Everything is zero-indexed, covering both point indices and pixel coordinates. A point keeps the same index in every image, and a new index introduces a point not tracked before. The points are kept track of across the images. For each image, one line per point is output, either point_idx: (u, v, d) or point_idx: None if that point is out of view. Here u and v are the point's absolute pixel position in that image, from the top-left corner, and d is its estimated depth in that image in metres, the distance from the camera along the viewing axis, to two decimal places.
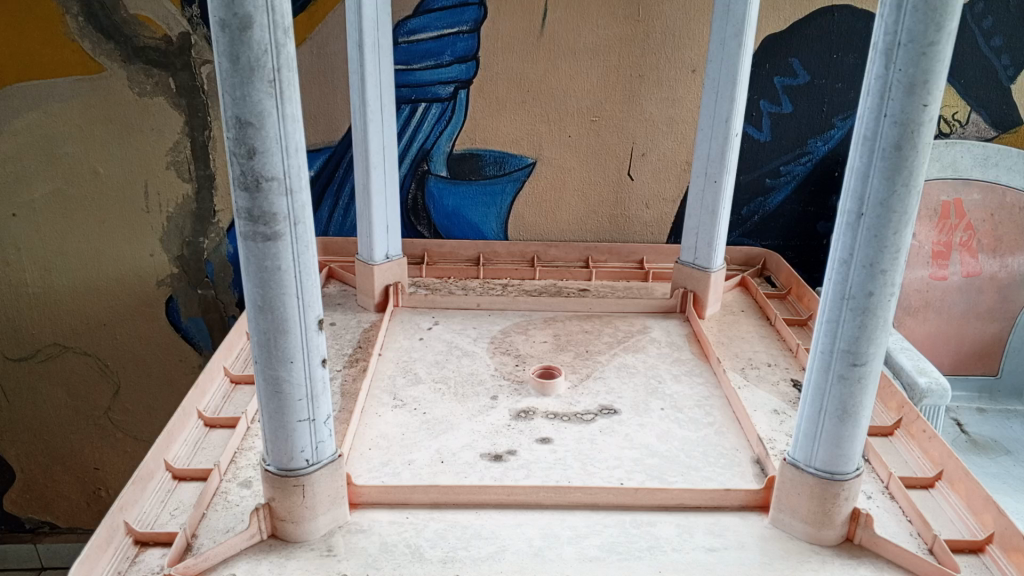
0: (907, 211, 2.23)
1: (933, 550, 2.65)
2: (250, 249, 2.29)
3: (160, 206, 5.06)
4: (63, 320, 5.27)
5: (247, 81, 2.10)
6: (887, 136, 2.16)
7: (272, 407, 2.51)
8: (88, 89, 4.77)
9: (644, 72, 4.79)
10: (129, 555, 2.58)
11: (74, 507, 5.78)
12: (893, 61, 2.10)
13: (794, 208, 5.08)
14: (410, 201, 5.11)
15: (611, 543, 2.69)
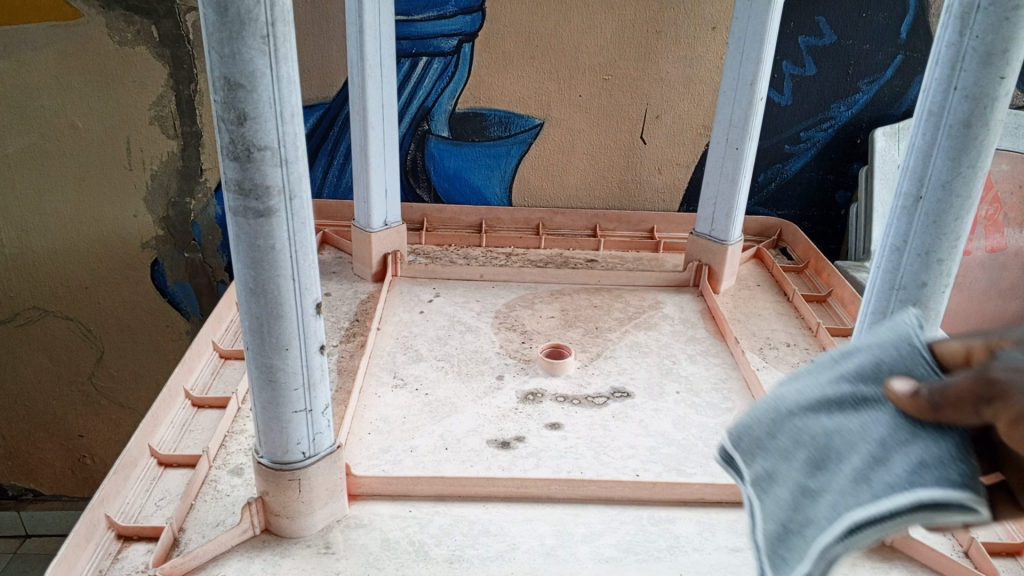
0: (971, 194, 2.01)
1: (969, 554, 2.47)
2: (240, 226, 2.06)
3: (144, 163, 4.78)
4: (41, 283, 5.01)
5: (237, 36, 1.83)
6: (956, 111, 1.93)
7: (265, 396, 2.30)
8: (63, 37, 4.43)
9: (661, 28, 4.49)
10: (111, 551, 2.39)
11: (58, 474, 5.68)
12: (969, 26, 1.86)
13: (813, 175, 4.89)
14: (409, 162, 4.86)
15: (628, 542, 2.51)
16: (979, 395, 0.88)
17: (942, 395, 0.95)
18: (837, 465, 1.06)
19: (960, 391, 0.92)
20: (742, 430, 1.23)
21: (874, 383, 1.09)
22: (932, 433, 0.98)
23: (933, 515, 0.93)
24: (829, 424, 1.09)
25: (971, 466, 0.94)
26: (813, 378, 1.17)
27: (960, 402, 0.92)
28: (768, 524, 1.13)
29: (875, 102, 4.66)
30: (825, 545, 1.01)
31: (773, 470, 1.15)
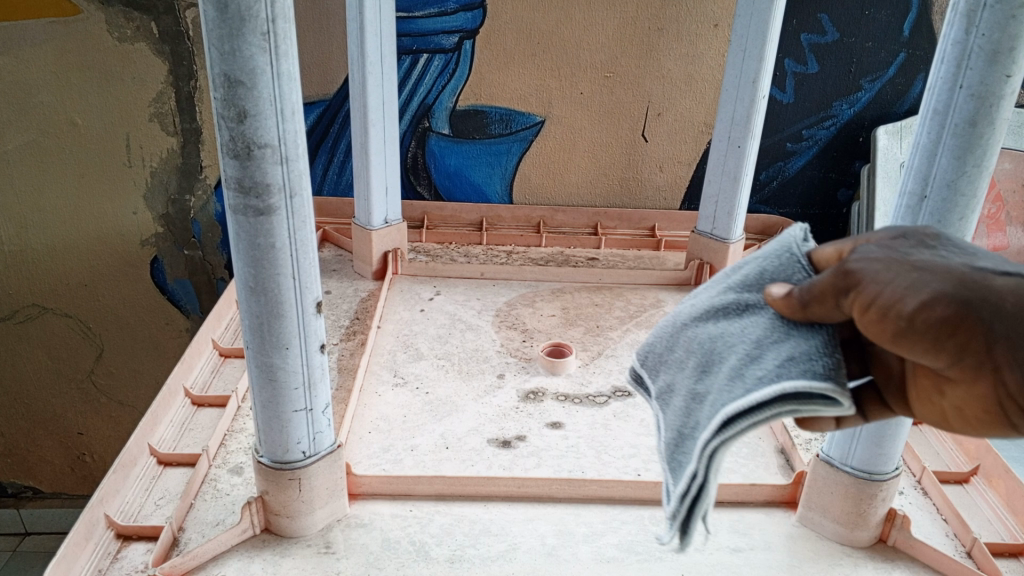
0: (977, 194, 1.99)
1: (972, 554, 2.46)
2: (240, 225, 2.04)
3: (143, 160, 4.76)
4: (40, 280, 4.99)
5: (237, 33, 1.82)
6: (962, 110, 1.92)
7: (265, 395, 2.29)
8: (62, 33, 4.41)
9: (663, 25, 4.47)
10: (110, 551, 2.37)
11: (58, 471, 5.68)
12: (975, 25, 1.85)
13: (815, 173, 4.87)
14: (410, 160, 4.84)
15: (630, 542, 2.50)
16: (839, 287, 1.08)
17: (809, 293, 1.13)
18: (722, 366, 1.24)
19: (823, 286, 1.10)
20: (652, 349, 1.43)
21: (756, 295, 1.28)
22: (803, 330, 1.16)
23: (799, 403, 1.11)
24: (716, 332, 1.30)
25: (836, 360, 1.12)
26: (710, 295, 1.36)
27: (823, 296, 1.10)
28: (670, 427, 1.32)
29: (878, 100, 4.65)
30: (711, 439, 1.19)
31: (673, 381, 1.35)
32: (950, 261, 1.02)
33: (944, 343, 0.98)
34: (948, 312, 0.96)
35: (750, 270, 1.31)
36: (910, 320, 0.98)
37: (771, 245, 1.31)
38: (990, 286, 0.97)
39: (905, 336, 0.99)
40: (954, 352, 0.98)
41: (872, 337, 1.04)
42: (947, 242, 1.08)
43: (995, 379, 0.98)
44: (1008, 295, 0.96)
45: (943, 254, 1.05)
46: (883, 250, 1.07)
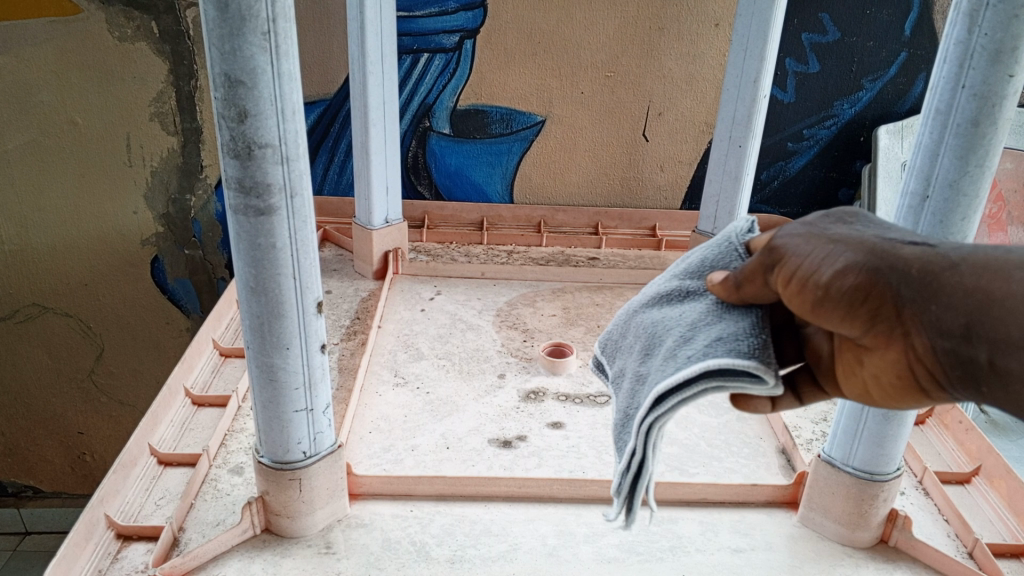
0: (979, 194, 1.99)
1: (973, 555, 2.46)
2: (241, 225, 2.04)
3: (144, 159, 4.76)
4: (40, 279, 4.99)
5: (238, 32, 1.81)
6: (965, 109, 1.91)
7: (266, 395, 2.29)
8: (62, 33, 4.41)
9: (664, 25, 4.47)
10: (110, 551, 2.37)
11: (58, 470, 5.68)
12: (978, 24, 1.84)
13: (816, 173, 4.87)
14: (410, 159, 4.84)
15: (631, 542, 2.50)
16: (765, 264, 1.15)
17: (741, 275, 1.20)
18: (661, 348, 1.33)
19: (751, 267, 1.18)
20: (611, 337, 1.54)
21: (698, 282, 1.37)
22: (738, 312, 1.24)
23: (723, 380, 1.18)
24: (660, 317, 1.39)
25: (761, 340, 1.19)
26: (660, 283, 1.46)
27: (752, 275, 1.17)
28: (619, 408, 1.41)
29: (879, 100, 4.65)
30: (648, 415, 1.28)
31: (625, 365, 1.45)
32: (865, 233, 1.08)
33: (859, 309, 1.04)
34: (859, 280, 1.03)
35: (696, 259, 1.40)
36: (826, 289, 1.05)
37: (715, 237, 1.39)
38: (900, 254, 1.02)
39: (823, 305, 1.06)
40: (868, 318, 1.04)
41: (796, 310, 1.11)
42: (863, 219, 1.14)
43: (907, 344, 1.03)
44: (916, 262, 1.00)
45: (860, 227, 1.11)
46: (804, 226, 1.12)
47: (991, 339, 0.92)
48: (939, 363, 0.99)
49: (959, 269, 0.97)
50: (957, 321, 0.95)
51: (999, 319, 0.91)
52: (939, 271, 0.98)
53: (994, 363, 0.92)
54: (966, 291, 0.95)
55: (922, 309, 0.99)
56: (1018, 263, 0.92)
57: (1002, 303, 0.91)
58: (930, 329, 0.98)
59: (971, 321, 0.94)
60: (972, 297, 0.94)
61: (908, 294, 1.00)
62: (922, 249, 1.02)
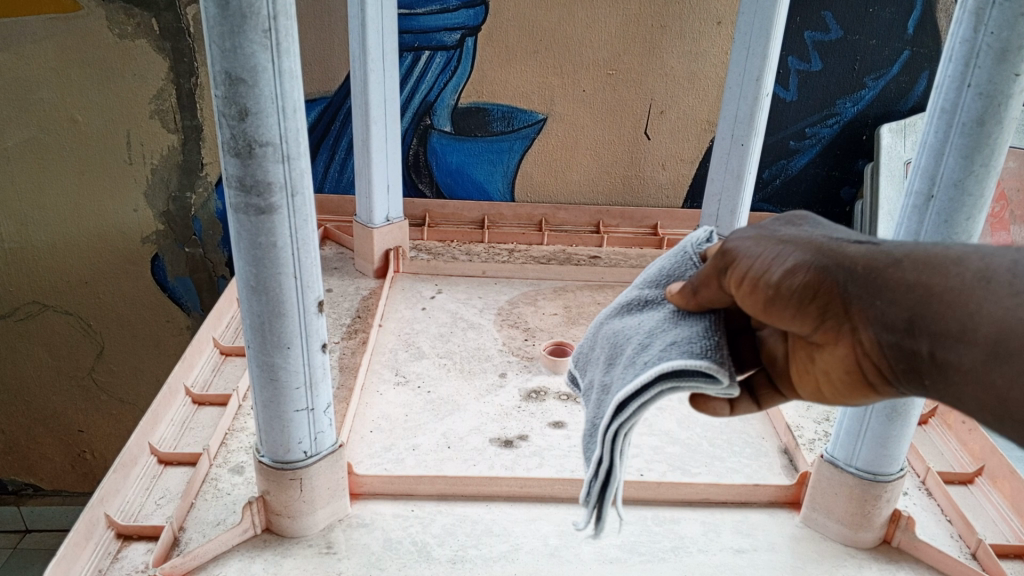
0: (984, 194, 1.97)
1: (976, 556, 2.45)
2: (241, 223, 2.03)
3: (144, 157, 4.75)
4: (41, 277, 4.98)
5: (239, 30, 1.80)
6: (969, 109, 1.90)
7: (266, 395, 2.27)
8: (62, 30, 4.39)
9: (666, 22, 4.45)
10: (110, 551, 2.36)
11: (58, 468, 5.68)
12: (983, 23, 1.83)
13: (818, 172, 4.86)
14: (411, 157, 4.82)
15: (633, 543, 2.49)
16: (719, 268, 1.18)
17: (699, 282, 1.25)
18: (622, 357, 1.36)
19: (707, 272, 1.22)
20: (578, 352, 1.58)
21: (656, 293, 1.43)
22: (693, 317, 1.29)
23: (680, 380, 1.21)
24: (621, 328, 1.43)
25: (715, 341, 1.22)
26: (621, 296, 1.51)
27: (707, 280, 1.22)
28: (586, 419, 1.44)
29: (881, 98, 4.63)
30: (612, 423, 1.30)
31: (591, 378, 1.49)
32: (814, 235, 1.10)
33: (808, 307, 1.05)
34: (807, 278, 1.04)
35: (654, 270, 1.48)
36: (775, 288, 1.07)
37: (673, 248, 1.47)
38: (846, 254, 1.03)
39: (774, 304, 1.08)
40: (817, 316, 1.05)
41: (750, 309, 1.13)
42: (814, 223, 1.17)
43: (855, 341, 1.03)
44: (861, 260, 1.01)
45: (809, 230, 1.14)
46: (756, 230, 1.15)
47: (932, 333, 0.91)
48: (885, 358, 0.99)
49: (901, 266, 0.96)
50: (901, 316, 0.95)
51: (939, 312, 0.90)
52: (884, 268, 0.98)
53: (934, 356, 0.91)
54: (910, 286, 0.95)
55: (867, 305, 0.99)
56: (958, 259, 0.92)
57: (941, 296, 0.90)
58: (875, 324, 0.98)
59: (913, 316, 0.93)
60: (914, 292, 0.93)
61: (855, 291, 1.00)
62: (870, 248, 1.02)
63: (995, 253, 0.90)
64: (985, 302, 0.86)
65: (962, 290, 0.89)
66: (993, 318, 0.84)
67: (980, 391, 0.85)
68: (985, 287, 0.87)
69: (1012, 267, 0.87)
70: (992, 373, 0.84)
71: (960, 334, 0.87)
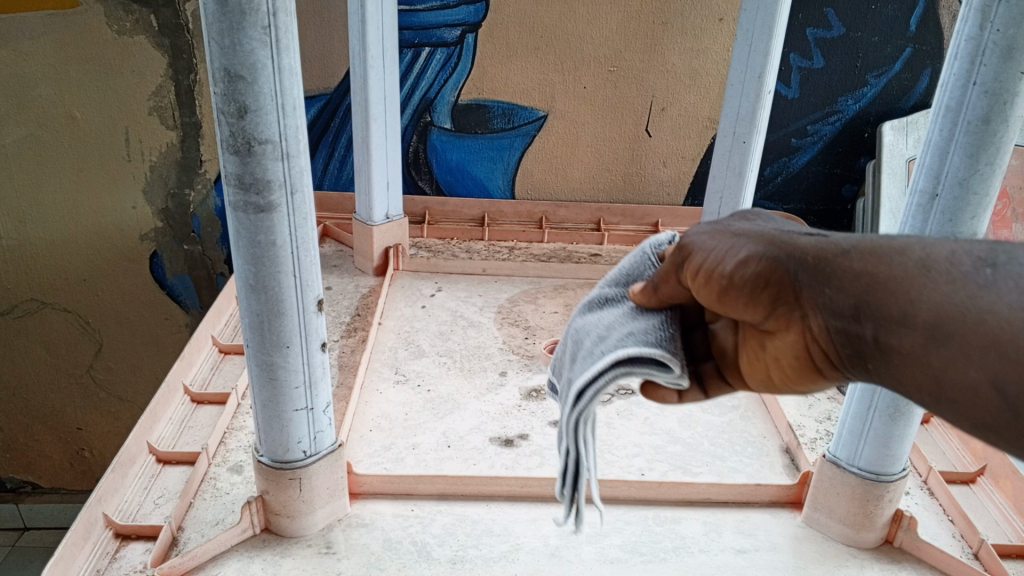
0: (988, 193, 1.96)
1: (979, 556, 2.43)
2: (241, 221, 2.01)
3: (143, 154, 4.73)
4: (39, 275, 4.96)
5: (238, 26, 1.78)
6: (975, 107, 1.88)
7: (265, 394, 2.26)
8: (61, 26, 4.36)
9: (667, 19, 4.43)
10: (109, 550, 2.34)
11: (57, 465, 5.67)
12: (990, 20, 1.82)
13: (819, 170, 4.84)
14: (411, 154, 4.80)
15: (633, 543, 2.47)
16: (676, 263, 1.20)
17: (658, 278, 1.26)
18: (581, 348, 1.36)
19: (665, 267, 1.23)
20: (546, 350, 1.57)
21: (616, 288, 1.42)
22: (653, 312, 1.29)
23: (632, 369, 1.21)
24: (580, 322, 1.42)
25: (670, 334, 1.24)
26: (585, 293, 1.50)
27: (666, 275, 1.23)
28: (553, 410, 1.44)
29: (883, 96, 4.62)
30: (571, 412, 1.30)
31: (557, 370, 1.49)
32: (767, 229, 1.11)
33: (761, 296, 1.05)
34: (759, 268, 1.04)
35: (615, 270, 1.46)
36: (730, 276, 1.07)
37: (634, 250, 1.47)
38: (798, 244, 1.04)
39: (727, 293, 1.08)
40: (770, 304, 1.05)
41: (706, 300, 1.13)
42: (766, 218, 1.19)
43: (805, 328, 1.03)
44: (812, 251, 1.01)
45: (761, 224, 1.15)
46: (712, 224, 1.16)
47: (877, 319, 0.91)
48: (832, 344, 0.99)
49: (849, 256, 0.97)
50: (848, 303, 0.95)
51: (883, 299, 0.90)
52: (833, 257, 0.98)
53: (879, 341, 0.91)
54: (856, 274, 0.95)
55: (816, 294, 0.99)
56: (901, 248, 0.92)
57: (885, 284, 0.91)
58: (823, 311, 0.98)
59: (859, 302, 0.93)
60: (860, 280, 0.94)
61: (806, 281, 1.00)
62: (822, 240, 1.03)
63: (935, 244, 0.91)
64: (924, 289, 0.87)
65: (904, 278, 0.89)
66: (931, 303, 0.85)
67: (920, 371, 0.86)
68: (925, 275, 0.88)
69: (950, 255, 0.88)
70: (931, 355, 0.85)
71: (902, 319, 0.88)
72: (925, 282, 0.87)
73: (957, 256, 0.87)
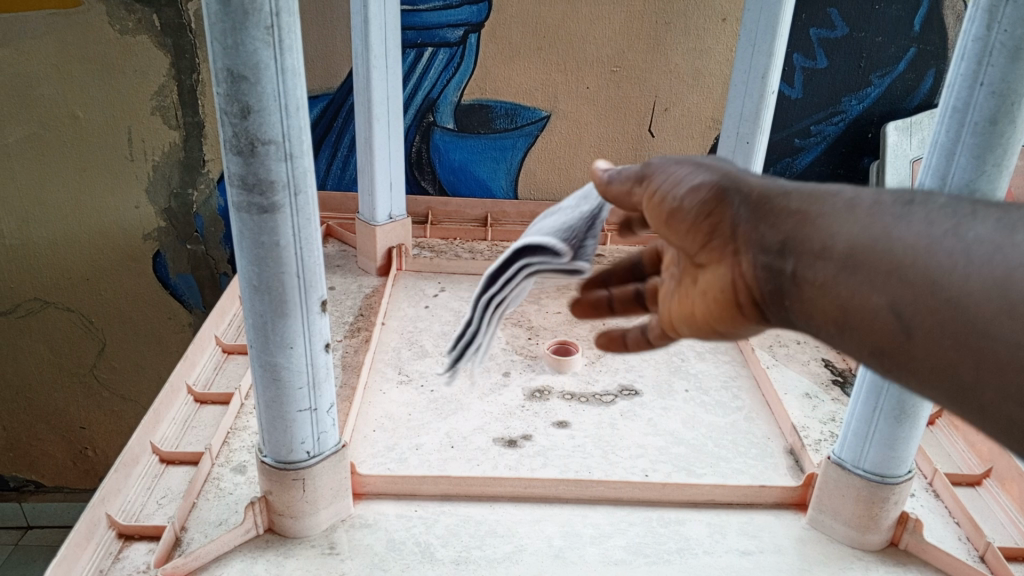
0: (995, 194, 1.95)
1: (984, 558, 2.43)
2: (244, 222, 2.01)
3: (145, 154, 4.72)
4: (42, 274, 4.97)
5: (241, 27, 1.78)
6: (982, 107, 1.87)
7: (269, 395, 2.26)
8: (63, 25, 4.36)
9: (671, 19, 4.42)
10: (112, 551, 2.34)
11: (60, 465, 5.67)
12: (997, 20, 1.81)
13: (823, 170, 4.84)
14: (414, 154, 4.80)
15: (637, 544, 2.47)
16: (638, 182, 1.32)
17: (614, 176, 1.39)
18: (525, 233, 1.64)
19: (625, 184, 1.35)
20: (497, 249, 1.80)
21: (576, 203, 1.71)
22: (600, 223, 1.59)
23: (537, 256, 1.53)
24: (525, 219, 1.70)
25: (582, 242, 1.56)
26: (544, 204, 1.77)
27: (624, 187, 1.35)
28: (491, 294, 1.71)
29: (887, 96, 4.61)
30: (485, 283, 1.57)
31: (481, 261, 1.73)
32: (727, 167, 1.24)
33: (702, 224, 1.18)
34: (709, 198, 1.17)
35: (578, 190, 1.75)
36: (677, 205, 1.21)
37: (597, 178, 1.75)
38: (746, 183, 1.16)
39: (678, 218, 1.21)
40: (708, 234, 1.18)
41: (655, 223, 1.27)
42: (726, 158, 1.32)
43: (733, 259, 1.15)
44: (756, 190, 1.14)
45: (724, 164, 1.28)
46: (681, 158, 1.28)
47: (799, 253, 1.03)
48: (757, 277, 1.10)
49: (788, 198, 1.09)
50: (776, 239, 1.06)
51: (807, 234, 1.03)
52: (773, 198, 1.10)
53: (797, 274, 1.03)
54: (790, 214, 1.07)
55: (750, 230, 1.11)
56: (832, 194, 1.04)
57: (814, 221, 1.03)
58: (754, 247, 1.10)
59: (787, 238, 1.05)
60: (792, 219, 1.06)
61: (749, 216, 1.12)
62: (767, 183, 1.16)
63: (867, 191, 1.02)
64: (842, 224, 0.98)
65: (830, 216, 1.01)
66: (848, 237, 0.97)
67: (828, 299, 0.98)
68: (848, 215, 0.99)
69: (875, 197, 0.99)
70: (841, 285, 0.96)
71: (820, 253, 0.99)
72: (842, 218, 0.99)
73: (876, 198, 0.98)
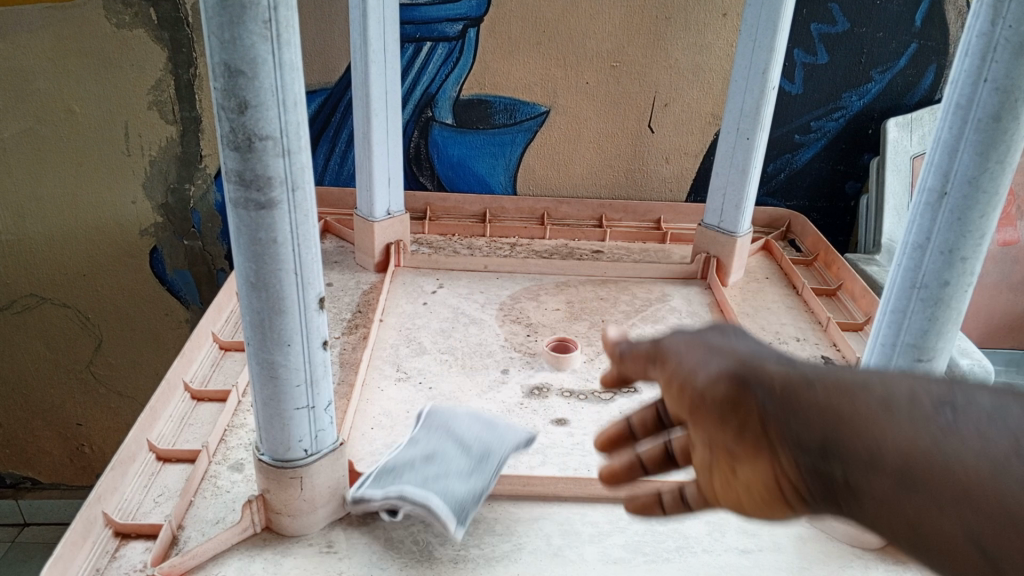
0: (998, 191, 1.94)
1: None
2: (241, 219, 1.99)
3: (142, 149, 4.70)
4: (39, 270, 4.95)
5: (238, 21, 1.76)
6: (985, 104, 1.86)
7: (266, 393, 2.24)
8: (59, 19, 4.33)
9: (671, 14, 4.40)
10: (108, 549, 2.33)
11: (56, 461, 5.66)
12: (1002, 16, 1.79)
13: (822, 166, 4.82)
14: (412, 150, 4.78)
15: (637, 542, 2.46)
16: (649, 359, 1.17)
17: (627, 352, 1.22)
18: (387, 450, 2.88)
19: (637, 357, 1.19)
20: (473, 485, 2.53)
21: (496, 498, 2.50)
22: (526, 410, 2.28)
23: None
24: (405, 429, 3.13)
25: None
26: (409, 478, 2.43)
27: (636, 363, 1.19)
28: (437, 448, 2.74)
29: (887, 92, 4.59)
30: None
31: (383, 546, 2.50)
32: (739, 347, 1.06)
33: (725, 418, 0.98)
34: (725, 386, 0.99)
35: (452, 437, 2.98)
36: (697, 393, 1.03)
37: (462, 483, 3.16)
38: (765, 368, 0.97)
39: (697, 407, 1.03)
40: (732, 429, 0.97)
41: (677, 412, 1.09)
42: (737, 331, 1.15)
43: (769, 461, 0.93)
44: (780, 375, 0.95)
45: (736, 338, 1.11)
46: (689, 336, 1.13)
47: (845, 460, 0.84)
48: (801, 482, 0.90)
49: (815, 387, 0.90)
50: (812, 439, 0.87)
51: (848, 438, 0.84)
52: (799, 386, 0.91)
53: (849, 484, 0.84)
54: (821, 408, 0.88)
55: (781, 429, 0.91)
56: (866, 385, 0.87)
57: (855, 425, 0.84)
58: (790, 446, 0.90)
59: (826, 438, 0.86)
60: (828, 415, 0.87)
61: (780, 421, 0.91)
62: (788, 367, 0.96)
63: (908, 383, 0.86)
64: (891, 430, 0.82)
65: (872, 416, 0.84)
66: (901, 445, 0.80)
67: (891, 519, 0.81)
68: (889, 416, 0.83)
69: (915, 395, 0.84)
70: (902, 502, 0.80)
71: (870, 463, 0.82)
72: (890, 422, 0.82)
73: (920, 396, 0.83)
